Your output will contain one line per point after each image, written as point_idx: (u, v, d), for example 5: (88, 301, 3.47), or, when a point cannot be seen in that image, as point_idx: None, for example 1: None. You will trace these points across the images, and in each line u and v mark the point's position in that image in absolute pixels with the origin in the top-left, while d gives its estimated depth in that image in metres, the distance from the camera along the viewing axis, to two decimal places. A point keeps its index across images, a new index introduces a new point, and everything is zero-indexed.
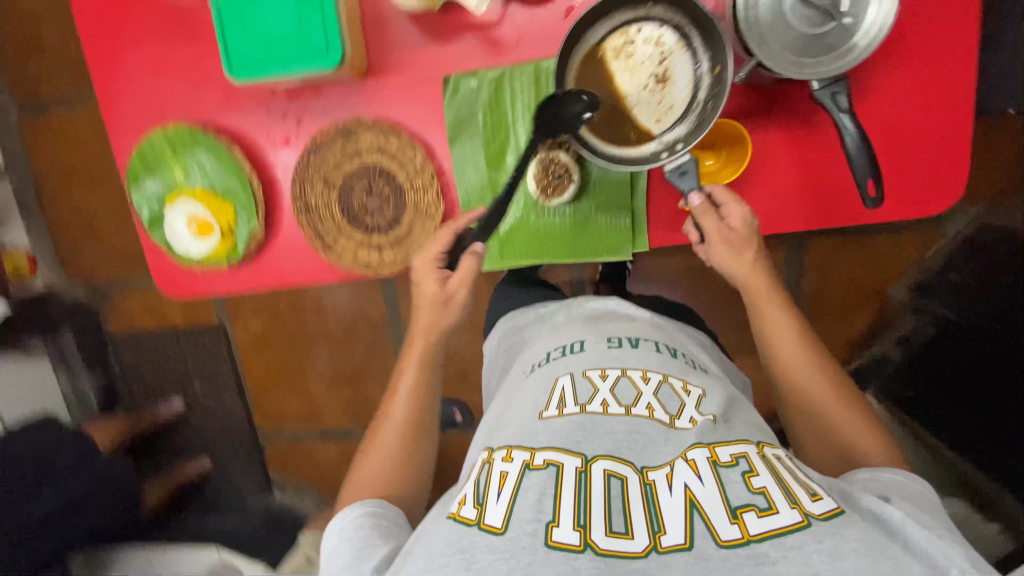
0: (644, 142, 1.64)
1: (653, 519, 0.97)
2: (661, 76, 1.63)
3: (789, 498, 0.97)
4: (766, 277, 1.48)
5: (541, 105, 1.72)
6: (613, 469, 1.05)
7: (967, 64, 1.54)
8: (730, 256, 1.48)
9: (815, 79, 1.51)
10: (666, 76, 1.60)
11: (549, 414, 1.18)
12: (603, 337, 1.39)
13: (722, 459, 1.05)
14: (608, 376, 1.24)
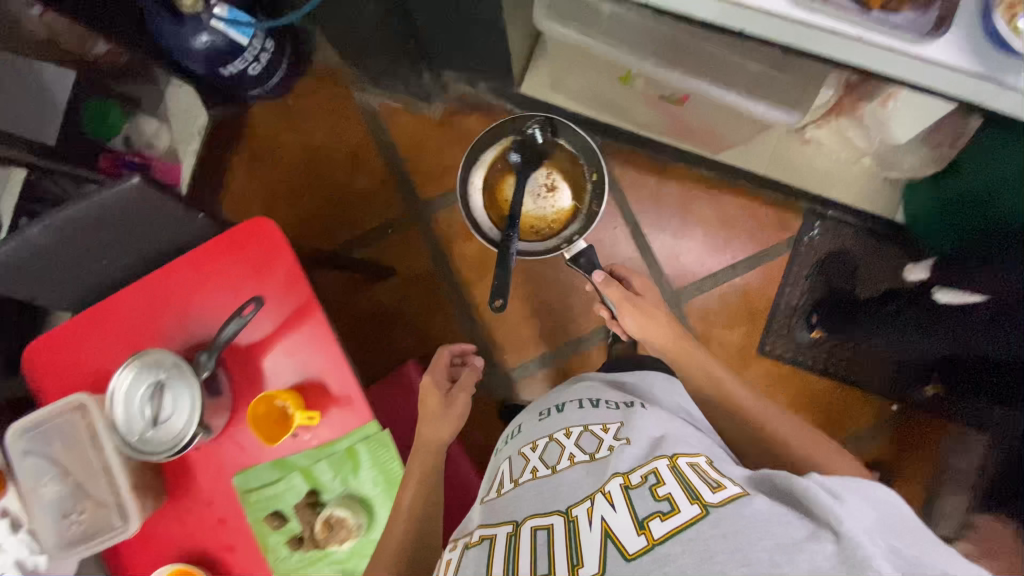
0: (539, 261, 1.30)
1: (572, 549, 0.63)
2: None
3: (687, 495, 0.62)
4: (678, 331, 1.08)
5: (299, 493, 0.86)
6: (535, 521, 0.68)
7: (182, 274, 0.89)
8: (654, 324, 1.08)
9: (166, 371, 0.80)
10: None
11: (483, 499, 0.79)
12: (531, 413, 0.94)
13: (633, 482, 0.66)
14: (534, 445, 0.83)
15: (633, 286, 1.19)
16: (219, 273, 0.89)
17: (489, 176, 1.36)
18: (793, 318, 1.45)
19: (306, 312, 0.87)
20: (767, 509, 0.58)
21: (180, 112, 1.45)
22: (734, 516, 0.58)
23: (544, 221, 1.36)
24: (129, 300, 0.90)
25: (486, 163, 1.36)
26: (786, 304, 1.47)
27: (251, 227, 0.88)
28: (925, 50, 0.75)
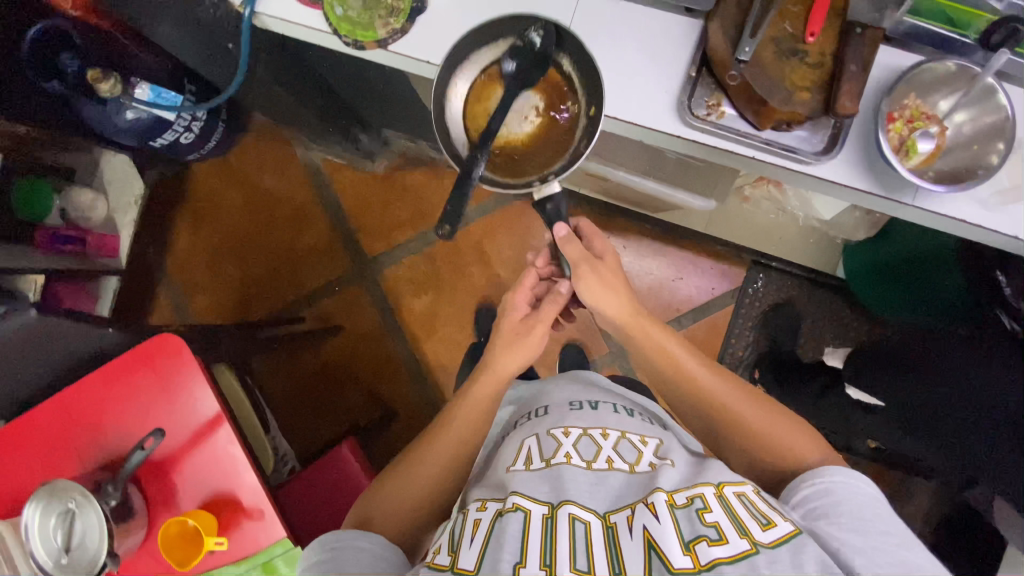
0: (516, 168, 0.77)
1: (611, 554, 0.64)
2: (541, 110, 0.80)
3: (737, 527, 0.64)
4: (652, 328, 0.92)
5: None
6: (574, 509, 0.68)
7: (90, 393, 0.89)
8: (609, 297, 0.86)
9: (76, 502, 0.81)
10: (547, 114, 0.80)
11: (509, 469, 0.78)
12: (563, 391, 0.94)
13: (677, 503, 0.68)
14: (567, 431, 0.82)
15: (594, 248, 0.92)
16: (129, 390, 0.90)
17: (473, 87, 0.79)
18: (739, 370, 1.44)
19: (217, 426, 0.89)
20: (817, 565, 0.60)
21: (115, 180, 1.44)
22: (780, 561, 0.60)
23: (519, 144, 0.80)
24: (46, 415, 0.89)
25: (473, 69, 0.78)
26: (732, 356, 1.46)
27: (156, 346, 0.89)
28: (814, 170, 0.74)
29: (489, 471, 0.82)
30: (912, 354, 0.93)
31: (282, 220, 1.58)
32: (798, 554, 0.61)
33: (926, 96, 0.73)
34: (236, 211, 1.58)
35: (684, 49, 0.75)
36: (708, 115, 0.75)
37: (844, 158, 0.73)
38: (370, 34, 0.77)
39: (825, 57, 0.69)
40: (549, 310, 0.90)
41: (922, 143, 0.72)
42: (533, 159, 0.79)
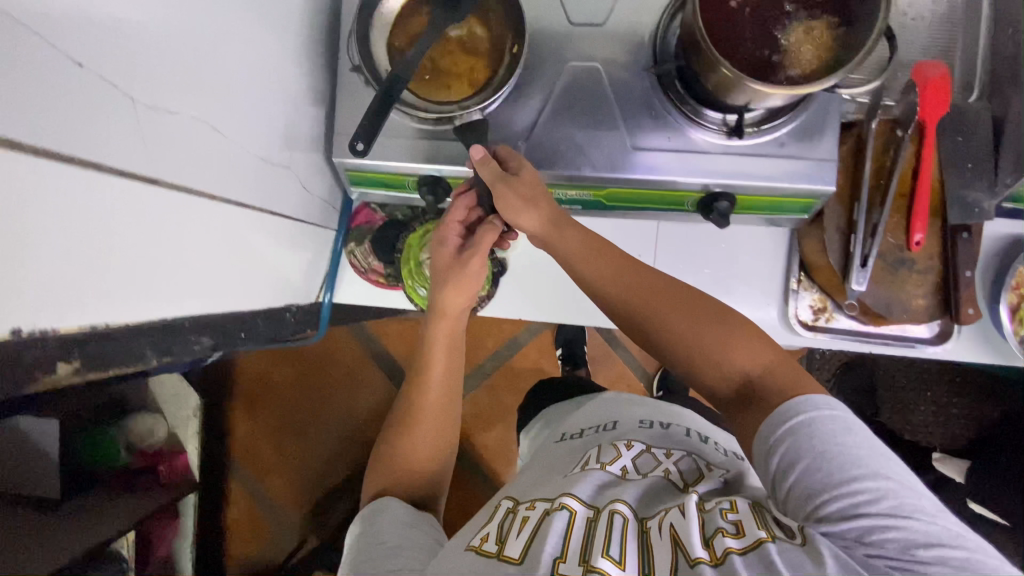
0: (429, 91, 0.65)
1: (641, 553, 0.50)
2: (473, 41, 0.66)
3: (758, 520, 0.48)
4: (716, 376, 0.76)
5: None
6: (618, 504, 0.54)
7: None
8: (552, 230, 0.63)
9: None
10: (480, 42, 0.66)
11: (562, 474, 0.65)
12: (641, 405, 0.78)
13: (708, 505, 0.52)
14: (630, 443, 0.68)
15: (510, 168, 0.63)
16: None
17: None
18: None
19: None
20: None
21: (170, 397, 1.40)
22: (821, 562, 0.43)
23: (440, 71, 0.65)
24: None
25: None
26: None
27: None
28: (929, 352, 0.72)
29: (552, 467, 0.70)
30: None
31: (337, 383, 1.55)
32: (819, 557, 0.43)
33: None
34: (288, 385, 1.56)
35: (777, 260, 0.75)
36: (816, 320, 0.74)
37: (962, 342, 0.72)
38: None
39: (932, 258, 0.68)
40: (485, 238, 0.65)
41: None
42: (452, 85, 0.65)
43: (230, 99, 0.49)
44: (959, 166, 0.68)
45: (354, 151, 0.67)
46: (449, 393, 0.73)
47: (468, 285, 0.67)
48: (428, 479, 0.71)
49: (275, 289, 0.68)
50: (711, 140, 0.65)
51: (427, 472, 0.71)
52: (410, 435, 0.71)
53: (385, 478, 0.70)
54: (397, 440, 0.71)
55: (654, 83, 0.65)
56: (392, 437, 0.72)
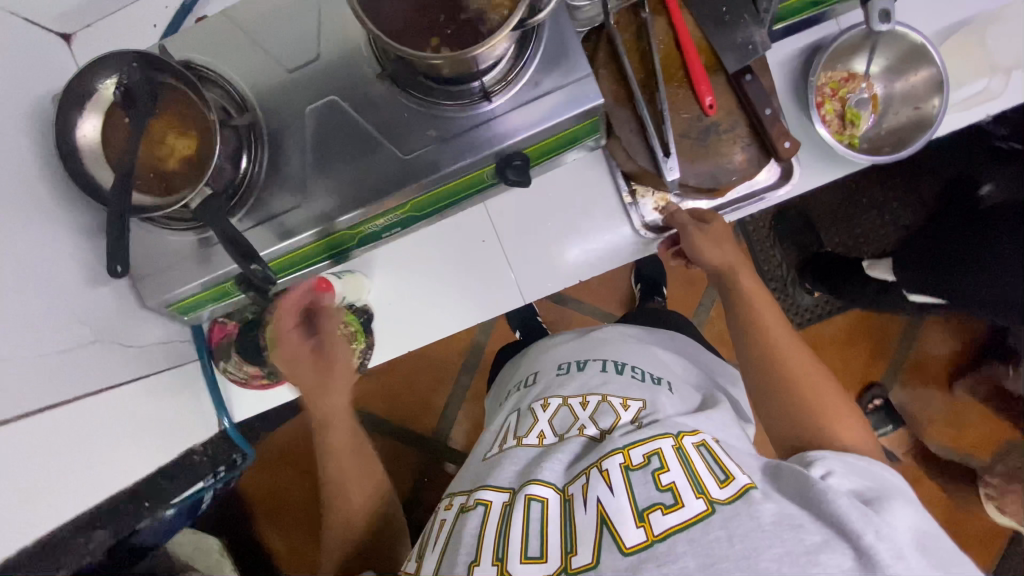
0: (175, 187, 0.62)
1: (565, 533, 0.53)
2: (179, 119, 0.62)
3: (694, 485, 0.51)
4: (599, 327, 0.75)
5: None
6: (529, 488, 0.57)
7: None
8: (713, 246, 0.70)
9: None
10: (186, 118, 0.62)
11: (479, 462, 0.67)
12: (562, 349, 0.79)
13: (634, 463, 0.55)
14: (547, 401, 0.69)
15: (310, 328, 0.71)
16: None
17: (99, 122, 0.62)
18: (790, 288, 1.34)
19: None
20: (775, 516, 0.48)
21: (193, 551, 1.40)
22: (740, 517, 0.48)
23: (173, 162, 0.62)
24: None
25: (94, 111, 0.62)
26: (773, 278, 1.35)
27: None
28: (783, 194, 0.71)
29: (480, 447, 0.73)
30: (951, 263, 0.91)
31: None
32: (753, 505, 0.49)
33: (834, 65, 0.70)
34: (298, 485, 1.57)
35: (605, 182, 0.74)
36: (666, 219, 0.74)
37: (805, 173, 0.70)
38: None
39: (732, 114, 0.66)
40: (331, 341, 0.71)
41: (861, 110, 0.70)
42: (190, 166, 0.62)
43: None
44: (716, 16, 0.65)
45: (164, 288, 0.68)
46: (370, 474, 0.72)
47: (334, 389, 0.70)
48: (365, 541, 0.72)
49: (164, 443, 0.70)
50: (470, 113, 0.64)
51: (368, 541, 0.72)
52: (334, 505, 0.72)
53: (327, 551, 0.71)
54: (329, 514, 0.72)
55: (391, 88, 0.63)
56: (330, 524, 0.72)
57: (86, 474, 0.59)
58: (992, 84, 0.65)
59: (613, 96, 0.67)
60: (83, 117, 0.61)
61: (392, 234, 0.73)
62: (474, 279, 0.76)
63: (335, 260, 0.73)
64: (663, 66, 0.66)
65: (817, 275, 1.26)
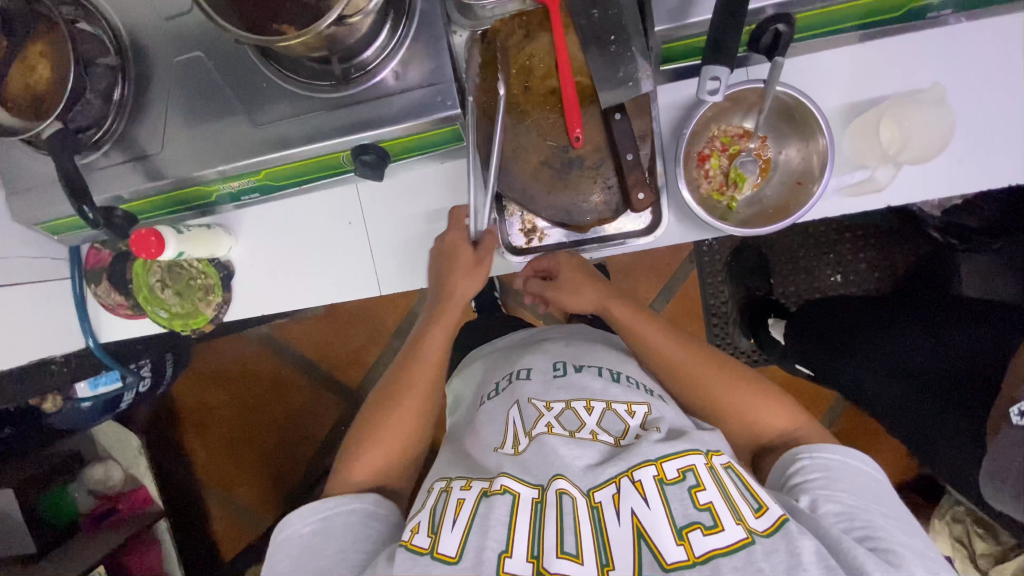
0: (33, 114, 0.64)
1: (598, 540, 0.51)
2: (49, 52, 0.64)
3: (731, 511, 0.51)
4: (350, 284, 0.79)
5: None
6: (562, 484, 0.54)
7: None
8: (574, 296, 0.72)
9: None
10: (54, 52, 0.64)
11: (493, 452, 0.63)
12: (552, 344, 0.75)
13: (668, 478, 0.54)
14: (550, 402, 0.65)
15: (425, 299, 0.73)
16: None
17: None
18: (730, 328, 1.29)
19: None
20: (813, 556, 0.48)
21: (115, 443, 1.54)
22: (779, 549, 0.49)
23: (39, 91, 0.65)
24: None
25: None
26: (712, 308, 1.30)
27: None
28: (643, 243, 0.68)
29: (466, 445, 0.67)
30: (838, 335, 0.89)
31: (266, 393, 1.63)
32: (794, 539, 0.49)
33: (729, 119, 0.66)
34: (224, 406, 1.65)
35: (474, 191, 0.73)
36: (529, 242, 0.73)
37: (674, 226, 0.68)
38: (201, 318, 0.79)
39: (599, 152, 0.64)
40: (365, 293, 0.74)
41: (746, 172, 0.66)
42: (51, 99, 0.64)
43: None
44: (602, 43, 0.61)
45: (29, 206, 0.71)
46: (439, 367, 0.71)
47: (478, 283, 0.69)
48: (409, 460, 0.69)
49: (17, 349, 0.75)
50: (325, 95, 0.63)
51: (406, 459, 0.68)
52: (381, 427, 0.67)
53: (359, 467, 0.66)
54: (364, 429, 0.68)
55: (256, 55, 0.62)
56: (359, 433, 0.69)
57: None
58: (878, 174, 0.62)
59: (478, 107, 0.65)
60: None
61: (250, 199, 0.74)
62: (332, 258, 0.77)
63: (199, 211, 0.75)
64: (534, 86, 0.63)
65: (751, 320, 1.21)
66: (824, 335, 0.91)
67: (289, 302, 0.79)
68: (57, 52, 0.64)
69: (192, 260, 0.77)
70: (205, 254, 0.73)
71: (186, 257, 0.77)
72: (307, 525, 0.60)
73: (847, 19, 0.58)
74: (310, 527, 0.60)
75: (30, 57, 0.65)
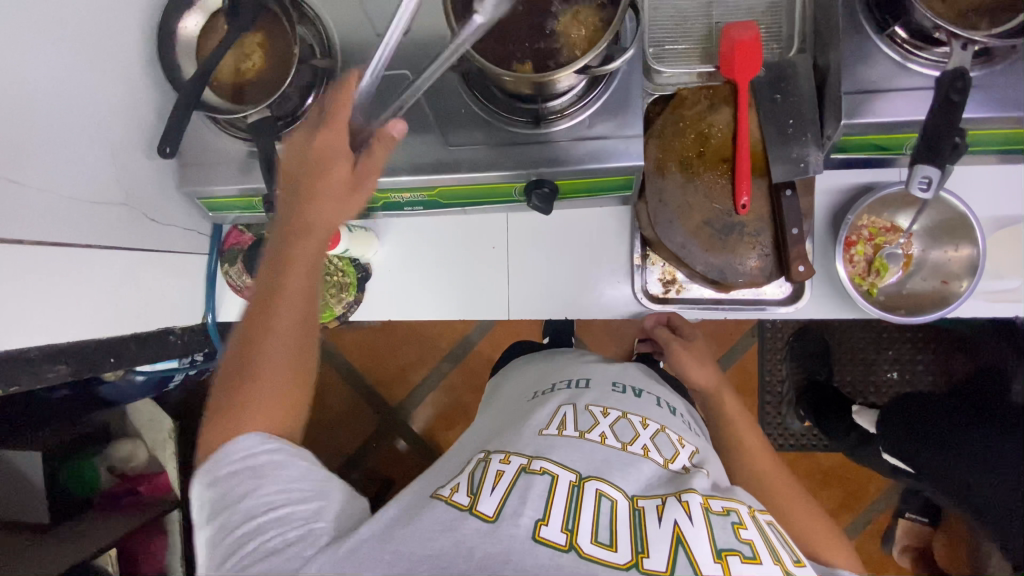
0: (241, 100, 0.68)
1: (633, 533, 0.49)
2: (268, 44, 0.68)
3: (772, 552, 0.50)
4: (476, 307, 0.81)
5: None
6: (603, 484, 0.53)
7: None
8: (698, 364, 0.74)
9: None
10: (275, 46, 0.68)
11: (540, 431, 0.59)
12: (612, 367, 0.74)
13: (713, 508, 0.53)
14: (607, 411, 0.64)
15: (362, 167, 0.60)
16: None
17: (207, 20, 0.68)
18: (783, 409, 1.23)
19: None
20: None
21: (146, 422, 1.40)
22: None
23: (247, 78, 0.68)
24: None
25: (207, 9, 0.68)
26: (770, 393, 1.24)
27: None
28: (783, 312, 0.73)
29: (509, 426, 0.65)
30: (941, 429, 0.91)
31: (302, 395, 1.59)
32: None
33: (879, 211, 0.71)
34: None
35: (622, 237, 0.77)
36: (667, 293, 0.78)
37: (814, 301, 0.72)
38: (328, 314, 0.80)
39: (761, 220, 0.68)
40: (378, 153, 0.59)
41: (890, 263, 0.70)
42: (262, 89, 0.68)
43: (18, 148, 0.55)
44: (781, 124, 0.66)
45: (199, 181, 0.73)
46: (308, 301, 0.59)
47: (350, 205, 0.59)
48: (301, 409, 0.58)
49: (148, 315, 0.76)
50: (517, 129, 0.68)
51: (299, 410, 0.57)
52: (255, 362, 0.56)
53: (247, 416, 0.53)
54: (234, 377, 0.56)
55: (460, 81, 0.67)
56: (226, 388, 0.56)
57: (69, 309, 0.63)
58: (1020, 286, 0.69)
59: (652, 162, 0.70)
60: (185, 14, 0.67)
61: (409, 210, 0.77)
62: (472, 279, 0.80)
63: (356, 213, 0.77)
64: (710, 154, 0.68)
65: (815, 405, 1.17)
66: (916, 421, 0.94)
67: (414, 311, 0.81)
68: (277, 45, 0.68)
69: (334, 258, 0.78)
70: (358, 254, 0.78)
71: (328, 255, 0.78)
72: (233, 463, 0.51)
73: (988, 143, 0.65)
74: (241, 455, 0.51)
75: (248, 46, 0.68)
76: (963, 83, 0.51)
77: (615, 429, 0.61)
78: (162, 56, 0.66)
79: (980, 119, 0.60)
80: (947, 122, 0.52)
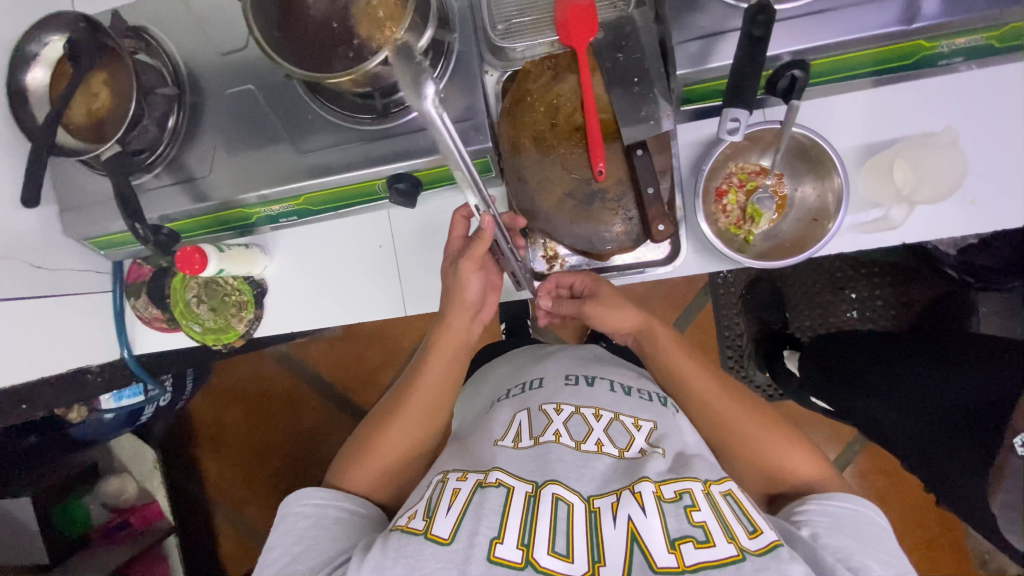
0: (90, 139, 0.69)
1: (591, 538, 0.49)
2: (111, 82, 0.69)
3: (725, 529, 0.50)
4: (379, 308, 0.81)
5: None
6: (558, 488, 0.53)
7: None
8: (614, 312, 0.71)
9: None
10: (116, 82, 0.69)
11: (492, 445, 0.61)
12: (566, 359, 0.73)
13: (665, 495, 0.52)
14: (560, 407, 0.63)
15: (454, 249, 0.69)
16: None
17: (52, 70, 0.70)
18: (745, 362, 1.23)
19: None
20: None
21: (131, 456, 1.44)
22: (769, 568, 0.46)
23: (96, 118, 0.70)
24: None
25: (50, 57, 0.70)
26: (730, 348, 1.23)
27: None
28: (663, 270, 0.73)
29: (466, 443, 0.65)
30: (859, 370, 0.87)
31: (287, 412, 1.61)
32: (784, 563, 0.47)
33: (745, 157, 0.70)
34: None
35: None
36: (551, 269, 0.78)
37: (690, 257, 0.73)
38: (232, 333, 0.82)
39: (621, 184, 0.67)
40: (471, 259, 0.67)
41: (764, 208, 0.67)
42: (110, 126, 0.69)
43: None
44: (626, 83, 0.65)
45: (82, 222, 0.75)
46: (445, 385, 0.70)
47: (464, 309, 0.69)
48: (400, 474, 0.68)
49: (63, 357, 0.78)
50: (366, 128, 0.68)
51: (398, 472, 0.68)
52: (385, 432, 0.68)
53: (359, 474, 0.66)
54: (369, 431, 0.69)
55: (305, 90, 0.68)
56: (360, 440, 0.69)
57: None
58: (892, 213, 0.67)
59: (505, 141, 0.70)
60: (31, 66, 0.69)
61: (287, 221, 0.79)
62: (370, 280, 0.81)
63: (238, 232, 0.80)
64: (560, 125, 0.67)
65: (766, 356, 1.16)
66: (830, 365, 0.92)
67: (319, 318, 0.83)
68: (119, 83, 0.69)
69: (228, 278, 0.81)
70: (242, 271, 0.78)
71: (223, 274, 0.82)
72: (315, 504, 0.61)
73: (863, 65, 0.63)
74: (316, 502, 0.61)
75: (92, 88, 0.70)
76: (764, 16, 0.50)
77: (566, 423, 0.61)
78: (15, 108, 0.68)
79: (829, 46, 0.58)
80: (751, 61, 0.51)
